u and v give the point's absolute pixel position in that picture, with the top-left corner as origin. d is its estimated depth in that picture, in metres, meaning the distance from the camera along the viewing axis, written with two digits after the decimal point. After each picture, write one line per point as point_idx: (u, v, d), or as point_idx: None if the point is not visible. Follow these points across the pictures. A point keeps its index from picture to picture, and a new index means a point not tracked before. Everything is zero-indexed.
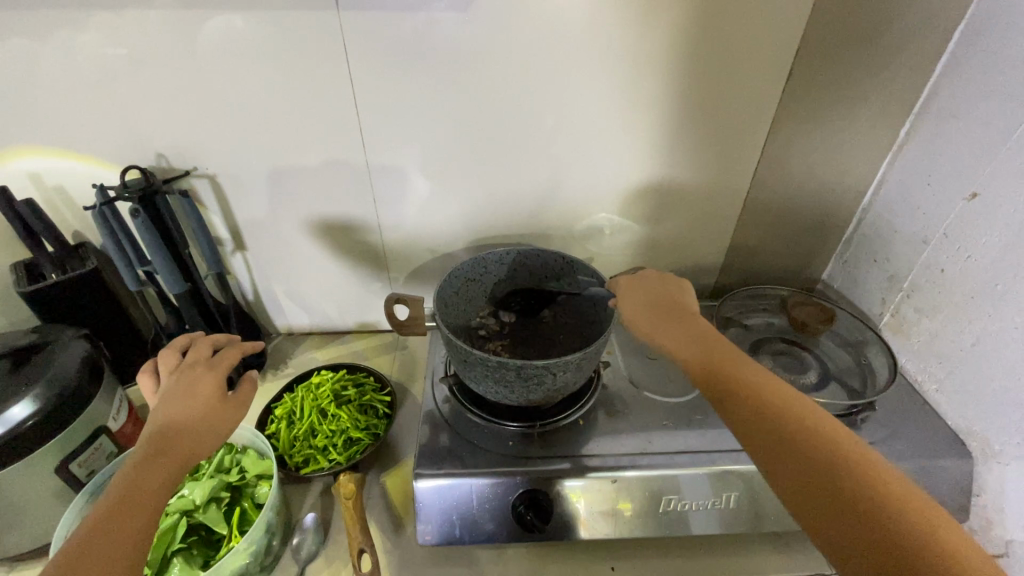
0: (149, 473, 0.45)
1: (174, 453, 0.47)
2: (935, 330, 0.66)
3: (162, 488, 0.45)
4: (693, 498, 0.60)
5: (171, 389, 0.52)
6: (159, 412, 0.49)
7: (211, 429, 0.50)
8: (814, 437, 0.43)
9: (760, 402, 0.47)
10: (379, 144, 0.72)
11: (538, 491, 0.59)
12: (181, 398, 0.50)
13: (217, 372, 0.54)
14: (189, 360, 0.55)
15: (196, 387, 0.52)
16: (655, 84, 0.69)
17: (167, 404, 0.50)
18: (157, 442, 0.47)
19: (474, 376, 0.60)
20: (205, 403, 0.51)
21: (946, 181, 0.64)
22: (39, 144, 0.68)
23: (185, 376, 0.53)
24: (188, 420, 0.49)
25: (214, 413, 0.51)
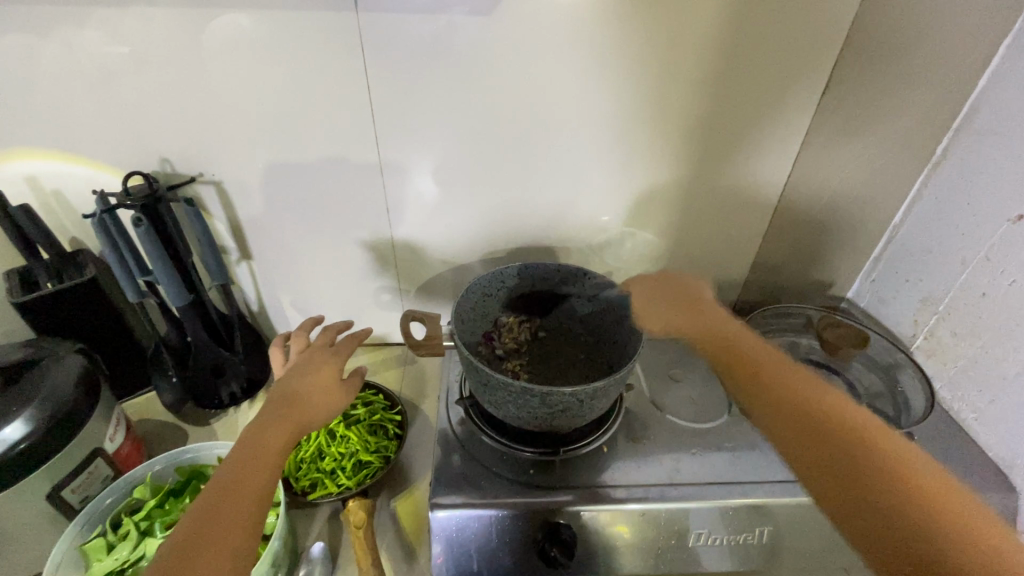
0: (277, 429, 0.48)
1: (296, 416, 0.50)
2: (974, 356, 0.64)
3: (284, 448, 0.48)
4: (720, 534, 0.57)
5: (301, 364, 0.57)
6: (289, 380, 0.54)
7: (325, 404, 0.53)
8: (837, 435, 0.44)
9: (792, 397, 0.48)
10: (394, 151, 0.69)
11: (559, 524, 0.55)
12: (307, 372, 0.55)
13: (339, 358, 0.59)
14: (317, 343, 0.61)
15: (321, 367, 0.57)
16: (683, 93, 0.66)
17: (296, 376, 0.55)
18: (285, 406, 0.51)
19: (494, 400, 0.57)
20: (326, 380, 0.55)
21: (988, 201, 0.61)
22: (36, 147, 0.65)
23: (314, 356, 0.58)
24: (309, 392, 0.54)
25: (331, 391, 0.55)
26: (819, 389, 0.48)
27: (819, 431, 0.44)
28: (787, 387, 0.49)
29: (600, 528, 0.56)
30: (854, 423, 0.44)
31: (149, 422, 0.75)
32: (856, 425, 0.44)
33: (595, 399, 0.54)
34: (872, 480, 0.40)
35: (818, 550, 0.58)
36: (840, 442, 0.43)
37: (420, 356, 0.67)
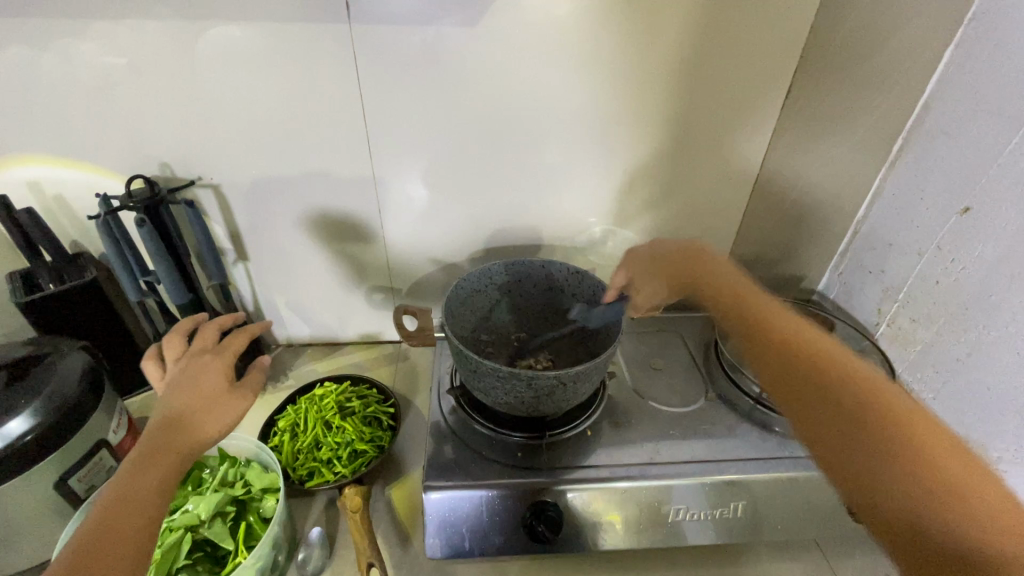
0: (159, 458, 0.48)
1: (177, 441, 0.49)
2: (931, 340, 0.68)
3: (167, 476, 0.47)
4: (699, 509, 0.60)
5: (178, 378, 0.56)
6: (166, 398, 0.53)
7: (213, 416, 0.53)
8: (882, 411, 0.44)
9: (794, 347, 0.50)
10: (383, 155, 0.73)
11: (546, 502, 0.59)
12: (187, 385, 0.55)
13: (220, 362, 0.59)
14: (195, 350, 0.60)
15: (202, 376, 0.56)
16: (655, 99, 0.71)
17: (176, 392, 0.54)
18: (162, 432, 0.50)
19: (483, 387, 0.60)
20: (210, 390, 0.55)
21: (940, 196, 0.66)
22: (37, 154, 0.68)
23: (189, 365, 0.58)
24: (194, 406, 0.53)
25: (220, 399, 0.54)
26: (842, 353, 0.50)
27: (816, 387, 0.47)
28: (780, 338, 0.52)
29: (585, 508, 0.59)
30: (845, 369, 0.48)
31: (148, 419, 0.77)
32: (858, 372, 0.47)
33: (579, 383, 0.57)
34: (896, 477, 0.41)
35: (790, 524, 0.61)
36: (870, 412, 0.44)
37: (413, 346, 0.71)
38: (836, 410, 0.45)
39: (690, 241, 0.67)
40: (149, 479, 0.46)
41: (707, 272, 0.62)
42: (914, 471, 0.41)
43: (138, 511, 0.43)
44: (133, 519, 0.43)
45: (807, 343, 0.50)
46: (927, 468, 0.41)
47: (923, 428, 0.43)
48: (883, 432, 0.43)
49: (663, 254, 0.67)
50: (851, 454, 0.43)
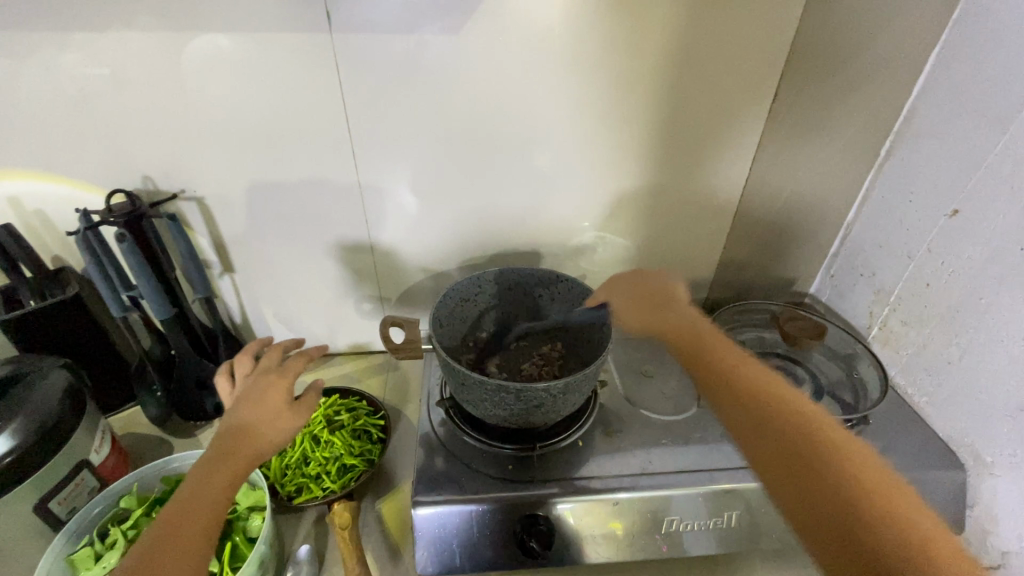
0: (220, 471, 0.48)
1: (243, 453, 0.50)
2: (923, 343, 0.68)
3: (226, 490, 0.47)
4: (693, 519, 0.59)
5: (245, 392, 0.56)
6: (235, 411, 0.53)
7: (275, 430, 0.53)
8: (823, 442, 0.47)
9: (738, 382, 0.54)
10: (369, 165, 0.72)
11: (537, 516, 0.58)
12: (253, 400, 0.55)
13: (286, 380, 0.58)
14: (262, 365, 0.60)
15: (267, 392, 0.56)
16: (643, 105, 0.70)
17: (241, 408, 0.54)
18: (228, 444, 0.50)
19: (472, 400, 0.59)
20: (275, 407, 0.54)
21: (928, 198, 0.66)
22: (17, 167, 0.66)
23: (259, 381, 0.57)
24: (259, 420, 0.53)
25: (282, 415, 0.54)
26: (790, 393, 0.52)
27: (773, 420, 0.49)
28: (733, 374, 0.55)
29: (577, 520, 0.59)
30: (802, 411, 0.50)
31: (134, 435, 0.76)
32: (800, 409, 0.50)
33: (568, 394, 0.57)
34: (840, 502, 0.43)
35: (785, 533, 0.60)
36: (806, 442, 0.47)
37: (401, 358, 0.69)
38: (776, 444, 0.48)
39: (659, 271, 0.68)
40: (211, 494, 0.46)
41: (662, 315, 0.63)
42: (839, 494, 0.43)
43: (196, 514, 0.44)
44: (192, 523, 0.44)
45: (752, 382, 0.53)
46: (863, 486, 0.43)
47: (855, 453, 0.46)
48: (817, 458, 0.46)
49: (635, 302, 0.64)
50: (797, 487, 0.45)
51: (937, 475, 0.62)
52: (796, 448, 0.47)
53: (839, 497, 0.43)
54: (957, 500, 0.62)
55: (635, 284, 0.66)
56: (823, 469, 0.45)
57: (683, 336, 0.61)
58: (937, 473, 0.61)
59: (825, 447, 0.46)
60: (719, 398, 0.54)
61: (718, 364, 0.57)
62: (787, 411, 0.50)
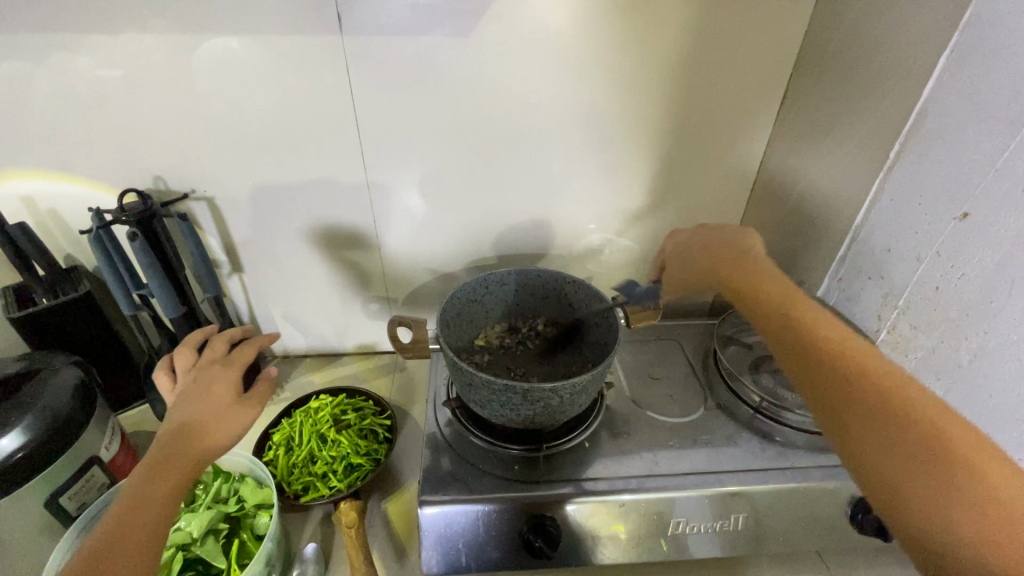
0: (169, 466, 0.47)
1: (192, 448, 0.49)
2: (932, 347, 0.67)
3: (175, 485, 0.47)
4: (699, 521, 0.59)
5: (189, 387, 0.56)
6: (179, 405, 0.53)
7: (224, 423, 0.53)
8: (910, 409, 0.42)
9: (831, 351, 0.49)
10: (377, 166, 0.72)
11: (545, 517, 0.57)
12: (200, 394, 0.55)
13: (230, 375, 0.58)
14: (204, 361, 0.60)
15: (213, 387, 0.56)
16: (651, 108, 0.71)
17: (186, 402, 0.53)
18: (174, 440, 0.49)
19: (478, 400, 0.59)
20: (220, 401, 0.54)
21: (938, 201, 0.66)
22: (31, 167, 0.67)
23: (202, 376, 0.58)
24: (206, 413, 0.53)
25: (231, 407, 0.55)
26: (877, 354, 0.47)
27: (858, 388, 0.45)
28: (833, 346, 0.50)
29: (583, 519, 0.58)
30: (900, 382, 0.44)
31: (142, 433, 0.76)
32: (893, 378, 0.45)
33: (575, 394, 0.57)
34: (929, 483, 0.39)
35: (792, 537, 0.60)
36: (912, 420, 0.42)
37: (408, 359, 0.69)
38: (870, 403, 0.44)
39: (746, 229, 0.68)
40: (160, 491, 0.46)
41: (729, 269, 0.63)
42: (949, 474, 0.39)
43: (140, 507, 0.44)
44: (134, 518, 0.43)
45: (838, 344, 0.49)
46: (958, 452, 0.39)
47: (951, 425, 0.41)
48: (913, 433, 0.41)
49: (687, 249, 0.69)
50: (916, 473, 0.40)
51: None
52: (882, 404, 0.43)
53: (932, 467, 0.39)
54: None
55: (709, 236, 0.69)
56: (914, 439, 0.41)
57: (771, 292, 0.59)
58: None
59: (921, 422, 0.41)
60: (785, 348, 0.52)
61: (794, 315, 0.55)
62: (862, 376, 0.46)
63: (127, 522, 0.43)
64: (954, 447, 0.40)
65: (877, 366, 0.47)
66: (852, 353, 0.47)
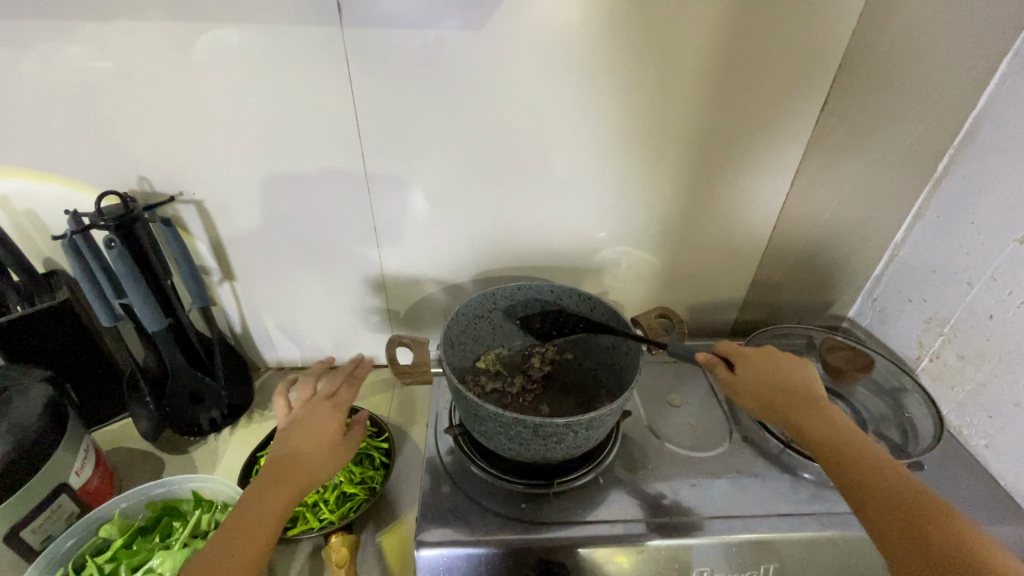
0: (274, 494, 0.48)
1: (295, 480, 0.49)
2: (982, 380, 0.61)
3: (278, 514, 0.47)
4: (725, 571, 0.53)
5: (303, 417, 0.55)
6: (290, 436, 0.52)
7: (325, 462, 0.52)
8: (913, 511, 0.43)
9: (836, 445, 0.49)
10: (382, 170, 0.67)
11: (551, 562, 0.53)
12: (310, 429, 0.53)
13: (340, 412, 0.56)
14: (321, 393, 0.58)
15: (324, 422, 0.54)
16: (682, 114, 0.65)
17: (297, 433, 0.53)
18: (282, 469, 0.49)
19: (484, 431, 0.54)
20: (329, 436, 0.53)
21: (993, 220, 0.60)
22: (9, 163, 0.62)
23: (317, 408, 0.56)
24: (311, 450, 0.52)
25: (334, 448, 0.53)
26: (882, 457, 0.47)
27: (883, 495, 0.44)
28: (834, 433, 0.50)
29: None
30: (906, 486, 0.45)
31: (125, 451, 0.72)
32: (904, 483, 0.45)
33: (592, 430, 0.51)
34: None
35: None
36: (930, 527, 0.42)
37: (406, 382, 0.64)
38: (889, 514, 0.43)
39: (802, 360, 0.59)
40: (264, 519, 0.46)
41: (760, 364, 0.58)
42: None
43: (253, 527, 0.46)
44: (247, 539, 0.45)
45: (850, 445, 0.49)
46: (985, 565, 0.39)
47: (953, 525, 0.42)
48: (920, 535, 0.41)
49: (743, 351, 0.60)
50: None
51: (999, 529, 0.55)
52: (898, 509, 0.43)
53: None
54: None
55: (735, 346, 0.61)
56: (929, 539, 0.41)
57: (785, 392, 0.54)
58: (998, 528, 0.55)
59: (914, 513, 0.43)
60: (823, 447, 0.49)
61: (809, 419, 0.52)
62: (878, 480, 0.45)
63: (231, 551, 0.44)
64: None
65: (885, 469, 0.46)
66: (849, 451, 0.48)
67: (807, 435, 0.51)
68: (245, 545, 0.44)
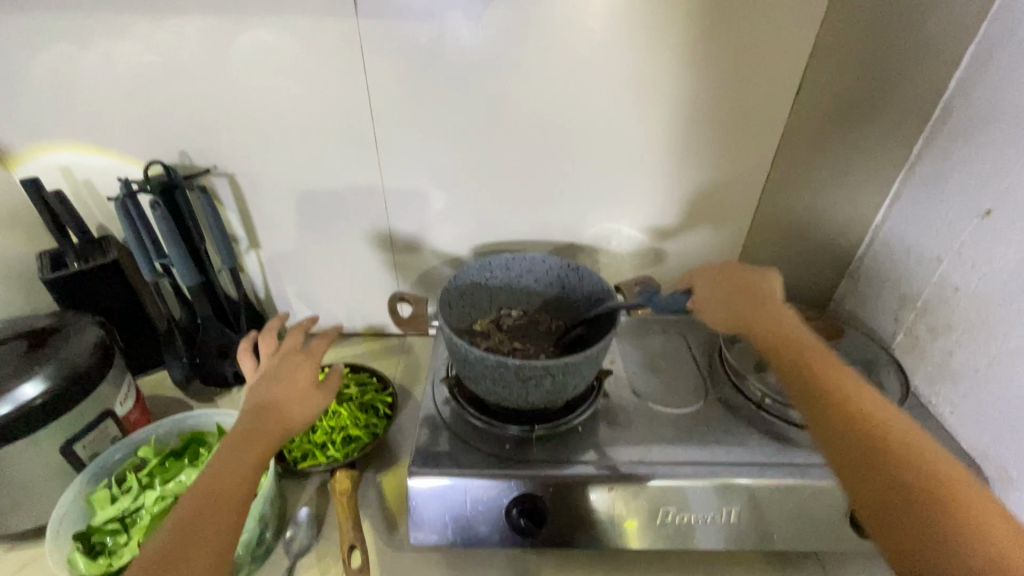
0: (250, 444, 0.49)
1: (271, 428, 0.51)
2: (948, 350, 0.64)
3: (255, 463, 0.48)
4: (703, 511, 0.58)
5: (274, 371, 0.58)
6: (263, 388, 0.55)
7: (301, 408, 0.54)
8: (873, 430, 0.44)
9: (808, 368, 0.51)
10: (392, 150, 0.74)
11: (535, 496, 0.58)
12: (282, 379, 0.56)
13: (311, 361, 0.59)
14: (287, 347, 0.61)
15: (295, 373, 0.57)
16: (670, 103, 0.70)
17: (269, 384, 0.55)
18: (256, 418, 0.51)
19: (475, 377, 0.60)
20: (302, 384, 0.56)
21: (959, 198, 0.64)
22: (72, 139, 0.71)
23: (286, 362, 0.59)
24: (286, 398, 0.54)
25: (308, 394, 0.55)
26: (854, 382, 0.49)
27: (837, 414, 0.46)
28: (804, 359, 0.52)
29: (606, 508, 0.58)
30: (867, 408, 0.46)
31: (158, 399, 0.80)
32: (861, 402, 0.46)
33: (569, 374, 0.57)
34: (905, 497, 0.40)
35: (787, 533, 0.58)
36: (879, 440, 0.43)
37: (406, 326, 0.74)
38: (840, 432, 0.45)
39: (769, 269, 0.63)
40: (238, 467, 0.47)
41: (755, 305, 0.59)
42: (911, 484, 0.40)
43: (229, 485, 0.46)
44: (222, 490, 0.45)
45: (817, 367, 0.50)
46: (928, 467, 0.41)
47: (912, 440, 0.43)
48: (874, 450, 0.43)
49: (719, 285, 0.62)
50: (885, 488, 0.41)
51: None
52: (848, 425, 0.45)
53: (914, 484, 0.40)
54: None
55: (731, 274, 0.63)
56: (880, 455, 0.42)
57: (768, 332, 0.56)
58: None
59: (866, 431, 0.44)
60: (792, 376, 0.51)
61: (789, 354, 0.53)
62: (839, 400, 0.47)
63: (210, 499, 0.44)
64: (941, 486, 0.40)
65: (849, 392, 0.48)
66: (820, 375, 0.50)
67: (782, 364, 0.53)
68: (227, 483, 0.46)
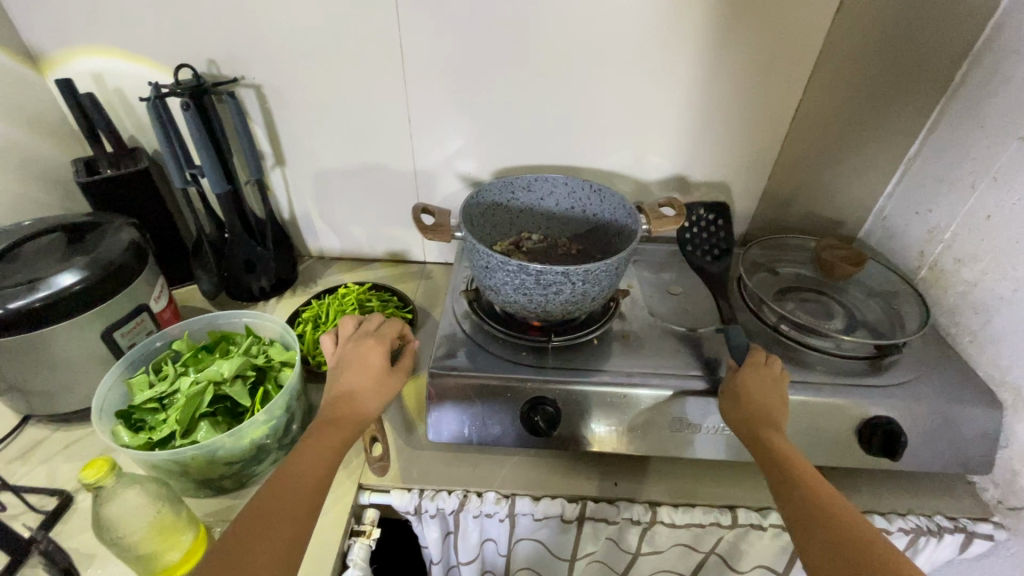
0: (323, 444, 0.49)
1: (344, 422, 0.51)
2: (974, 279, 0.64)
3: (326, 463, 0.48)
4: (709, 421, 0.60)
5: (346, 355, 0.56)
6: (337, 376, 0.54)
7: (375, 397, 0.53)
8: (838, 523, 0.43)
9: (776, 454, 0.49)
10: (416, 66, 0.73)
11: (544, 398, 0.60)
12: (354, 365, 0.55)
13: (382, 343, 0.57)
14: (363, 329, 0.59)
15: (367, 357, 0.55)
16: (707, 22, 0.67)
17: (343, 370, 0.54)
18: (331, 411, 0.52)
19: (494, 285, 0.61)
20: (374, 368, 0.54)
21: (1001, 123, 0.61)
22: (103, 44, 0.72)
23: (358, 344, 0.56)
24: (360, 386, 0.53)
25: (381, 380, 0.54)
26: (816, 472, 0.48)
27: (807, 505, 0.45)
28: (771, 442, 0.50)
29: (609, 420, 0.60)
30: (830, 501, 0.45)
31: (190, 308, 0.83)
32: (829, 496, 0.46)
33: (589, 284, 0.58)
34: None
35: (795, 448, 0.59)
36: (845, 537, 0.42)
37: (428, 238, 0.68)
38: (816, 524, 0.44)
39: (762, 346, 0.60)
40: (310, 470, 0.47)
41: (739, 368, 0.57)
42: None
43: (300, 488, 0.46)
44: (301, 490, 0.46)
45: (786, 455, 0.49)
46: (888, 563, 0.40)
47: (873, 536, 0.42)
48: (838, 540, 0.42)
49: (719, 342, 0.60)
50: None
51: (974, 409, 0.58)
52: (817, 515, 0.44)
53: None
54: (992, 439, 0.59)
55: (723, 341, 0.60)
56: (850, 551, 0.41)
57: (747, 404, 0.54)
58: (971, 408, 0.58)
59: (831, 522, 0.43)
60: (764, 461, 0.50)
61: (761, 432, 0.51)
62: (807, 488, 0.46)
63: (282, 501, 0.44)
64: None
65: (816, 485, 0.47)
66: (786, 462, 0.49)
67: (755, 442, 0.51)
68: (300, 486, 0.46)
